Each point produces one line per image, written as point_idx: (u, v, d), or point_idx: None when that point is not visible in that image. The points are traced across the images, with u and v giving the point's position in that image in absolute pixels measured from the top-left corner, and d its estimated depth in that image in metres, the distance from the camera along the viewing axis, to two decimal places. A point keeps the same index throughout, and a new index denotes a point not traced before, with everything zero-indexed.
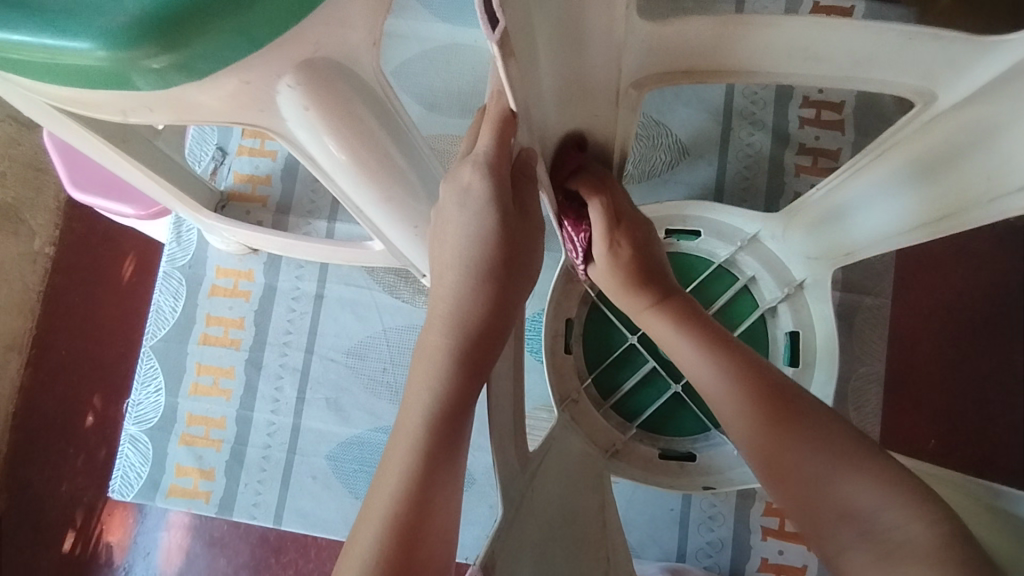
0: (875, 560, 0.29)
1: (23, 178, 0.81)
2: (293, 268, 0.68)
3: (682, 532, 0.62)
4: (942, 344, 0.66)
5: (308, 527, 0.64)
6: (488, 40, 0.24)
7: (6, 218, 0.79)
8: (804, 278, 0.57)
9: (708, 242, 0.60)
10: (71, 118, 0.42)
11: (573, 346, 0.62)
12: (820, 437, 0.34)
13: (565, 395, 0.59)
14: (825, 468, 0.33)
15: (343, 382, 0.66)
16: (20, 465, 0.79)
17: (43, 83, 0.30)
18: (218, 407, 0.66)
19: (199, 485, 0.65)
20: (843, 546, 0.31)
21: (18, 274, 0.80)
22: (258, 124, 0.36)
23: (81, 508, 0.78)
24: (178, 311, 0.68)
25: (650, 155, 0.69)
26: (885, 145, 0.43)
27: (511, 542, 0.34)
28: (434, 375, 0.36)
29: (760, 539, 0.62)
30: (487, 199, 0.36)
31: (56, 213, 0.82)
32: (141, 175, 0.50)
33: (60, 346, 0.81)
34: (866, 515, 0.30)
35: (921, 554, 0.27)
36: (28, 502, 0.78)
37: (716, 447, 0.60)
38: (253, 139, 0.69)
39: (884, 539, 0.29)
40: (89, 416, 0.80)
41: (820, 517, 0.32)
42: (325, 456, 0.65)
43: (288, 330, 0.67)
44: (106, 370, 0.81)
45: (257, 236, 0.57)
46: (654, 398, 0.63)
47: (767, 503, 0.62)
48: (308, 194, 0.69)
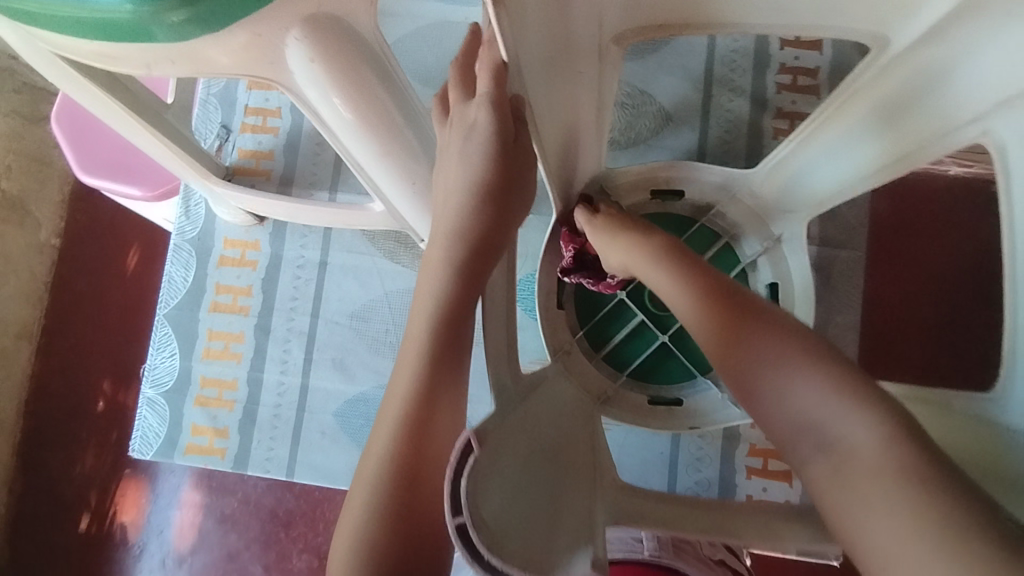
0: (842, 483, 0.30)
1: (29, 170, 0.96)
2: (297, 237, 0.71)
3: (671, 474, 0.67)
4: (908, 279, 0.71)
5: (320, 480, 0.68)
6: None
7: (14, 210, 0.95)
8: (781, 232, 0.59)
9: (691, 200, 0.63)
10: (91, 81, 0.45)
11: (564, 304, 0.66)
12: (794, 358, 0.33)
13: (560, 347, 0.62)
14: (771, 359, 0.34)
15: (348, 343, 0.70)
16: (43, 449, 0.91)
17: (71, 39, 0.33)
18: (230, 370, 0.70)
19: (214, 443, 0.69)
20: (815, 471, 0.31)
21: (27, 259, 0.95)
22: (268, 77, 0.40)
23: (96, 490, 0.90)
24: (189, 281, 0.71)
25: (636, 122, 0.72)
26: (848, 92, 0.47)
27: (502, 431, 0.37)
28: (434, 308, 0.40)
29: (745, 478, 0.66)
30: (485, 137, 0.42)
31: (60, 204, 0.97)
32: (153, 141, 0.54)
33: (70, 332, 0.94)
34: (836, 440, 0.30)
35: (886, 476, 0.28)
36: (48, 484, 0.90)
37: (702, 392, 0.63)
38: (255, 117, 0.73)
39: (849, 462, 0.29)
40: (101, 400, 0.91)
41: (793, 443, 0.32)
42: (333, 413, 0.69)
43: (294, 296, 0.70)
44: (115, 354, 0.93)
45: (264, 203, 0.61)
46: (642, 349, 0.67)
47: (751, 445, 0.67)
48: (309, 167, 0.72)
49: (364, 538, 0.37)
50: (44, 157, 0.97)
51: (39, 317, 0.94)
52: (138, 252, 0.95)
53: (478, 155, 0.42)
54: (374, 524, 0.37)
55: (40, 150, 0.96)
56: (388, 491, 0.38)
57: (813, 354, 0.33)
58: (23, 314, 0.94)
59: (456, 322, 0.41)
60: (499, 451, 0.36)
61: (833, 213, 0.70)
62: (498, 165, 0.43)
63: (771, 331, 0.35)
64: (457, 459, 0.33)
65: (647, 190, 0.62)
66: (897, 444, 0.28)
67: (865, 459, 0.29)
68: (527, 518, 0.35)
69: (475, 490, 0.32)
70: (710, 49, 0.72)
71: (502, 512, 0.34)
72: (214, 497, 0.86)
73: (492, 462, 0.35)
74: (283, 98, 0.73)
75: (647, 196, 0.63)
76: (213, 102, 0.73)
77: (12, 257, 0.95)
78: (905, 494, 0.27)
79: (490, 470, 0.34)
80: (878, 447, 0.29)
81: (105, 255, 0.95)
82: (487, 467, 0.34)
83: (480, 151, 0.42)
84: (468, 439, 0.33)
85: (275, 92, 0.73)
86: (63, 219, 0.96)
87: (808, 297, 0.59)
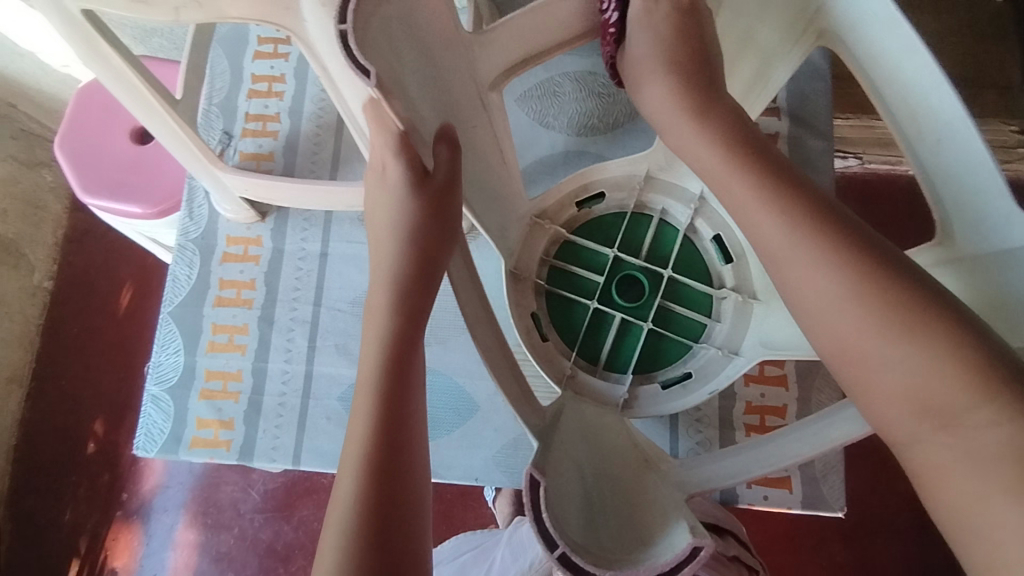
0: (956, 452, 0.30)
1: (22, 215, 1.08)
2: (298, 231, 0.74)
3: (672, 433, 0.70)
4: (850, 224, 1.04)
5: (325, 465, 0.68)
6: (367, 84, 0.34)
7: (11, 251, 1.08)
8: (701, 190, 0.62)
9: (612, 197, 0.65)
10: (115, 51, 0.50)
11: (547, 333, 0.62)
12: (913, 326, 0.32)
13: (561, 374, 0.60)
14: (847, 299, 0.34)
15: (350, 329, 0.71)
16: (24, 497, 1.07)
17: None
18: (235, 361, 0.71)
19: (219, 435, 0.69)
20: (920, 438, 0.32)
21: (21, 303, 1.10)
22: (279, 23, 0.46)
23: (84, 537, 1.06)
24: (193, 278, 0.73)
25: (612, 109, 0.77)
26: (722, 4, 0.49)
27: (552, 461, 0.41)
28: (431, 259, 0.43)
29: (744, 436, 0.70)
30: (406, 182, 0.42)
31: (52, 248, 1.14)
32: (166, 118, 0.58)
33: (62, 376, 1.11)
34: (953, 413, 0.31)
35: (1008, 457, 0.29)
36: (34, 529, 1.06)
37: (703, 357, 0.61)
38: (256, 123, 0.77)
39: (971, 435, 0.30)
40: (92, 442, 1.08)
41: (897, 413, 0.32)
42: (337, 398, 0.70)
43: (296, 287, 0.73)
44: (107, 395, 1.10)
45: (269, 186, 0.66)
46: (635, 343, 0.63)
47: (747, 403, 0.70)
48: (308, 164, 0.76)
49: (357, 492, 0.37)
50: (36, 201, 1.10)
51: (30, 361, 1.11)
52: (130, 292, 1.14)
53: (395, 198, 0.43)
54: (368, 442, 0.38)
55: (34, 196, 1.09)
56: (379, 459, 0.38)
57: (893, 294, 0.33)
58: (15, 357, 1.09)
59: (414, 330, 0.42)
60: (558, 480, 0.39)
61: None
62: (420, 221, 0.43)
63: (854, 265, 0.35)
64: (530, 491, 0.37)
65: (572, 204, 0.64)
66: (997, 402, 0.30)
67: (968, 419, 0.30)
68: (607, 530, 0.40)
69: (556, 522, 0.36)
70: None
71: (588, 535, 0.38)
72: (212, 535, 1.05)
73: (557, 488, 0.39)
74: (282, 104, 0.78)
75: (574, 210, 0.64)
76: (215, 111, 0.78)
77: (11, 302, 1.08)
78: (996, 458, 0.29)
79: (556, 495, 0.38)
80: (978, 407, 0.30)
81: (100, 298, 1.14)
82: (553, 488, 0.38)
83: (397, 194, 0.43)
84: (532, 475, 0.37)
85: (274, 100, 0.78)
86: (56, 264, 1.15)
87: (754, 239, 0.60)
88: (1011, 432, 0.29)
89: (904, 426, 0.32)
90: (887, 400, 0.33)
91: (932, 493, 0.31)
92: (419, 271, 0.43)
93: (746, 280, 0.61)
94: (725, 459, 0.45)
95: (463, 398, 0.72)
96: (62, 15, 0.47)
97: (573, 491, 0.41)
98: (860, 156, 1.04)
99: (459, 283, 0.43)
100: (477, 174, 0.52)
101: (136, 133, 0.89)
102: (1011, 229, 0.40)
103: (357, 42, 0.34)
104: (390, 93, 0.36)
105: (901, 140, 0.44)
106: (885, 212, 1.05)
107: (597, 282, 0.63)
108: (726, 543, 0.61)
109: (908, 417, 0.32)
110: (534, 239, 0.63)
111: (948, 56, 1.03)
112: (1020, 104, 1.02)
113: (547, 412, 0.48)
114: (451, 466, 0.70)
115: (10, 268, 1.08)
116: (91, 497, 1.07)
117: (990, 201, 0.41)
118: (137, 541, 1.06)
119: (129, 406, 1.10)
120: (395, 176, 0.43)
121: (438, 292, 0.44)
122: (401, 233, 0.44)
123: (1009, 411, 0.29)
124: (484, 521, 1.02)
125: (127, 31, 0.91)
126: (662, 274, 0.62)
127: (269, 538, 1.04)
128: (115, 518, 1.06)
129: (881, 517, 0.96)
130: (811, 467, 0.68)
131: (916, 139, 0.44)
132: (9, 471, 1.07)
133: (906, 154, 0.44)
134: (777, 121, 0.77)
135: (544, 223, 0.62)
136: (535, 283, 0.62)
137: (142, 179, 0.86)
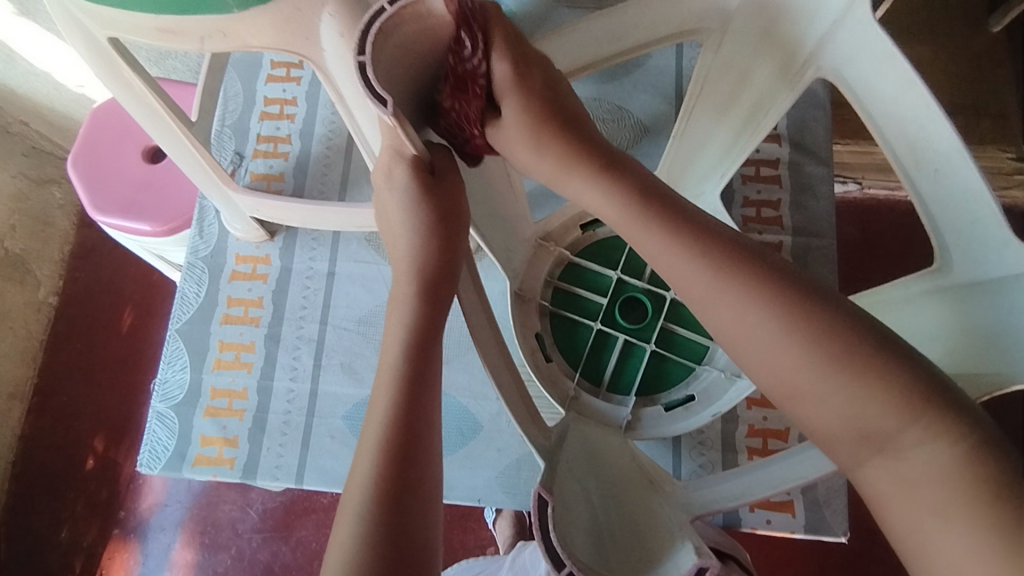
0: (894, 470, 0.33)
1: (30, 231, 1.09)
2: (306, 250, 0.75)
3: (675, 456, 0.70)
4: (848, 246, 1.07)
5: (328, 484, 0.68)
6: (383, 115, 0.35)
7: (18, 267, 1.09)
8: None
9: None
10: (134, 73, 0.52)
11: (552, 354, 0.63)
12: (837, 359, 0.34)
13: (564, 396, 0.60)
14: (780, 343, 0.35)
15: (356, 348, 0.72)
16: (21, 514, 1.06)
17: (142, 12, 0.44)
18: (241, 379, 0.71)
19: (223, 453, 0.69)
20: (864, 459, 0.34)
21: (25, 318, 1.10)
22: (298, 50, 0.47)
23: (80, 554, 1.05)
24: (201, 296, 0.74)
25: (617, 134, 0.79)
26: (714, 42, 0.52)
27: (558, 480, 0.41)
28: (445, 279, 0.44)
29: (746, 458, 0.70)
30: (408, 190, 0.42)
31: (58, 264, 1.15)
32: (182, 137, 0.59)
33: (63, 392, 1.11)
34: (887, 435, 0.33)
35: (941, 475, 0.31)
36: (30, 546, 1.05)
37: (707, 380, 0.61)
38: (267, 144, 0.79)
39: (905, 454, 0.33)
40: (91, 459, 1.08)
41: (839, 439, 0.35)
42: (342, 417, 0.70)
43: (303, 305, 0.74)
44: (107, 412, 1.10)
45: (282, 207, 0.67)
46: (638, 365, 0.63)
47: (750, 426, 0.71)
48: (317, 185, 0.77)
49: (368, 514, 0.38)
50: (45, 217, 1.12)
51: (32, 376, 1.11)
52: (134, 309, 1.15)
53: (405, 200, 0.43)
54: (390, 467, 0.39)
55: (42, 213, 1.11)
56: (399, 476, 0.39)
57: (818, 326, 0.34)
58: (18, 372, 1.09)
59: (427, 348, 0.43)
60: (565, 500, 0.40)
61: (801, 207, 0.77)
62: (434, 222, 0.43)
63: (778, 301, 0.35)
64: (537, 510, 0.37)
65: (576, 226, 0.65)
66: (923, 423, 0.32)
67: (899, 442, 0.33)
68: (613, 549, 0.40)
69: (563, 540, 0.37)
70: (681, 69, 0.81)
71: (594, 555, 0.39)
72: (209, 553, 1.04)
73: (563, 507, 0.39)
74: (293, 127, 0.79)
75: (579, 233, 0.65)
76: (228, 132, 0.79)
77: (16, 318, 1.09)
78: (933, 479, 0.31)
79: (564, 514, 0.39)
80: (908, 431, 0.32)
81: (104, 314, 1.15)
82: (560, 508, 0.38)
83: (408, 198, 0.43)
84: (540, 494, 0.37)
85: (285, 122, 0.80)
86: (62, 280, 1.16)
87: None
88: (940, 451, 0.31)
89: (848, 452, 0.35)
90: (829, 429, 0.35)
91: (884, 512, 0.34)
92: (433, 278, 0.44)
93: None
94: (727, 482, 0.46)
95: (466, 418, 0.72)
96: (87, 40, 0.48)
97: (580, 512, 0.41)
98: (860, 182, 1.06)
99: (469, 304, 0.44)
100: (484, 198, 0.53)
101: (148, 153, 0.90)
102: (1009, 256, 0.40)
103: (375, 75, 0.34)
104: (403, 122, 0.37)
105: (898, 170, 0.45)
106: (886, 236, 1.06)
107: (600, 304, 0.64)
108: (729, 567, 0.59)
109: (850, 442, 0.34)
110: (539, 260, 0.64)
111: (944, 85, 1.06)
112: (1015, 133, 1.04)
113: (552, 432, 0.48)
114: (454, 486, 0.70)
115: (16, 284, 1.08)
116: (88, 515, 1.06)
117: (986, 229, 0.42)
118: (134, 560, 1.05)
119: (128, 422, 1.10)
120: (402, 179, 0.42)
121: (447, 314, 0.45)
122: (414, 236, 0.44)
123: (937, 431, 0.32)
124: (485, 543, 1.01)
125: (142, 53, 0.93)
126: (664, 297, 0.63)
127: (267, 557, 1.03)
128: (112, 536, 1.05)
129: (884, 543, 0.96)
130: (814, 491, 0.68)
131: (912, 169, 0.45)
132: (7, 486, 1.07)
133: (904, 183, 0.45)
134: (778, 147, 0.79)
135: (549, 245, 0.64)
136: (540, 304, 0.63)
137: (152, 198, 0.88)
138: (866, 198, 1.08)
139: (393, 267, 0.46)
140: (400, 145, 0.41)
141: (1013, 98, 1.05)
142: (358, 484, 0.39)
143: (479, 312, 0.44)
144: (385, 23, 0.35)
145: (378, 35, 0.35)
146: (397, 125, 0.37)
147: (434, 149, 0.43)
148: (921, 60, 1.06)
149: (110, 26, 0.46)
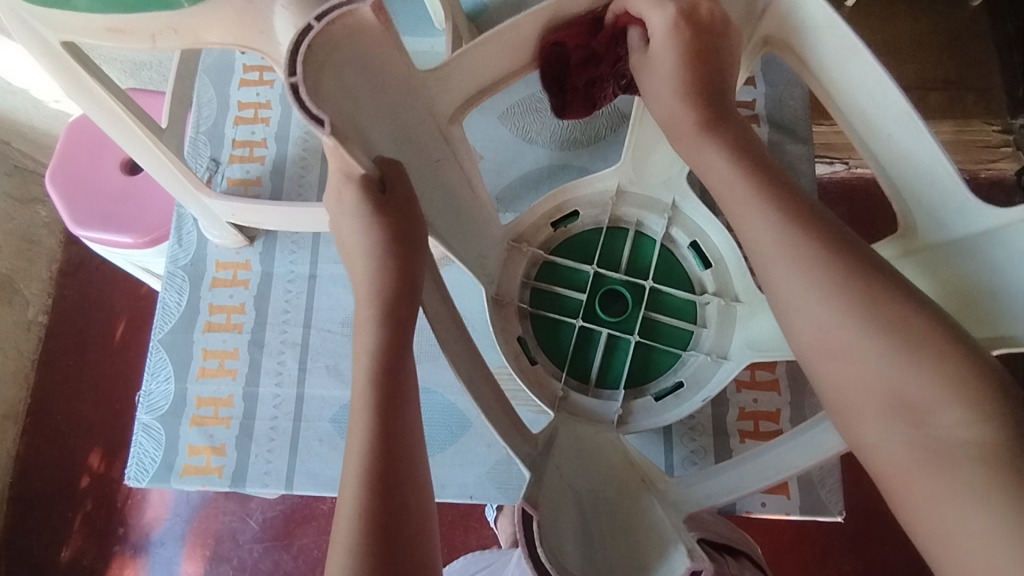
0: (921, 449, 0.32)
1: (16, 250, 1.09)
2: (286, 255, 0.75)
3: (667, 447, 0.69)
4: None
5: (320, 488, 0.68)
6: (321, 134, 0.33)
7: (6, 287, 1.08)
8: (672, 199, 0.63)
9: (587, 215, 0.64)
10: (95, 79, 0.51)
11: (536, 356, 0.61)
12: (888, 322, 0.34)
13: (553, 397, 0.59)
14: (832, 292, 0.35)
15: (340, 349, 0.71)
16: (21, 534, 1.06)
17: (92, 15, 0.43)
18: (226, 386, 0.71)
19: (211, 462, 0.69)
20: (888, 433, 0.33)
21: (16, 338, 1.09)
22: (258, 47, 0.48)
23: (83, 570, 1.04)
24: (182, 305, 0.74)
25: (595, 122, 0.78)
26: None
27: (544, 492, 0.41)
28: (413, 277, 0.43)
29: (739, 442, 0.69)
30: (353, 202, 0.41)
31: (47, 282, 1.15)
32: (150, 144, 0.58)
33: (56, 411, 1.10)
34: (921, 411, 0.33)
35: (973, 462, 0.31)
36: (31, 567, 1.04)
37: (694, 366, 0.60)
38: (242, 149, 0.78)
39: (933, 432, 0.32)
40: (88, 476, 1.07)
41: (868, 407, 0.34)
42: (329, 420, 0.69)
43: (286, 309, 0.73)
44: (102, 428, 1.10)
45: (255, 211, 0.66)
46: (625, 360, 0.62)
47: (740, 409, 0.70)
48: (296, 186, 0.77)
49: (355, 520, 0.38)
50: (30, 236, 1.11)
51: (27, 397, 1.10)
52: (124, 324, 1.14)
53: (359, 223, 0.42)
54: (366, 475, 0.38)
55: (28, 232, 1.10)
56: (373, 486, 0.38)
57: (875, 290, 0.35)
58: (11, 393, 1.09)
59: (398, 352, 0.42)
60: (552, 512, 0.40)
61: None
62: (388, 240, 0.42)
63: (839, 266, 0.36)
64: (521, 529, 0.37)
65: (547, 224, 0.64)
66: (968, 405, 0.32)
67: (933, 420, 0.32)
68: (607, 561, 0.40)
69: (550, 555, 0.37)
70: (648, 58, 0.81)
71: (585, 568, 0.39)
72: (212, 564, 1.03)
73: (551, 522, 0.39)
74: (268, 130, 0.79)
75: (551, 230, 0.64)
76: (203, 139, 0.79)
77: (6, 340, 1.08)
78: (964, 464, 0.31)
79: (552, 531, 0.38)
80: (947, 408, 0.32)
81: (96, 330, 1.14)
82: (547, 523, 0.38)
83: (360, 219, 0.42)
84: (523, 511, 0.37)
85: (260, 126, 0.79)
86: (51, 297, 1.15)
87: (731, 249, 0.61)
88: (977, 432, 0.31)
89: (876, 426, 0.34)
90: (863, 391, 0.34)
91: (900, 498, 0.33)
92: (393, 296, 0.42)
93: (728, 284, 0.61)
94: (721, 475, 0.45)
95: (455, 414, 0.72)
96: (41, 46, 0.47)
97: (568, 525, 0.41)
98: (846, 161, 1.07)
99: (437, 317, 0.43)
100: (453, 195, 0.52)
101: (125, 166, 0.90)
102: (971, 214, 0.40)
103: (309, 95, 0.34)
104: (346, 141, 0.36)
105: (856, 141, 0.45)
106: (875, 214, 1.06)
107: (580, 300, 0.62)
108: (740, 564, 0.57)
109: (881, 414, 0.33)
110: (512, 264, 0.62)
111: (925, 60, 1.05)
112: (1000, 105, 1.04)
113: (539, 439, 0.48)
114: (446, 484, 0.70)
115: (4, 304, 1.08)
116: (87, 531, 1.05)
117: (946, 189, 0.42)
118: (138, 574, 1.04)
119: (121, 437, 1.09)
120: (352, 202, 0.41)
121: (419, 311, 0.43)
122: (372, 259, 0.43)
123: (975, 416, 0.32)
124: (488, 541, 1.00)
125: (116, 66, 0.92)
126: (644, 286, 0.62)
127: (271, 565, 1.02)
128: (113, 551, 1.05)
129: (886, 521, 0.95)
130: (808, 472, 0.67)
131: (867, 137, 0.45)
132: (7, 508, 1.06)
133: (862, 152, 0.45)
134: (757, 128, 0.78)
135: (522, 246, 0.62)
136: (519, 307, 0.62)
137: (132, 210, 0.87)
138: (853, 174, 1.08)
139: (355, 285, 0.44)
140: (347, 167, 0.40)
141: (995, 70, 1.05)
142: (346, 484, 0.39)
143: (445, 319, 0.44)
144: (312, 40, 0.35)
145: (308, 52, 0.35)
146: (338, 146, 0.36)
147: (386, 162, 0.41)
148: (899, 38, 1.05)
149: (64, 30, 0.46)
